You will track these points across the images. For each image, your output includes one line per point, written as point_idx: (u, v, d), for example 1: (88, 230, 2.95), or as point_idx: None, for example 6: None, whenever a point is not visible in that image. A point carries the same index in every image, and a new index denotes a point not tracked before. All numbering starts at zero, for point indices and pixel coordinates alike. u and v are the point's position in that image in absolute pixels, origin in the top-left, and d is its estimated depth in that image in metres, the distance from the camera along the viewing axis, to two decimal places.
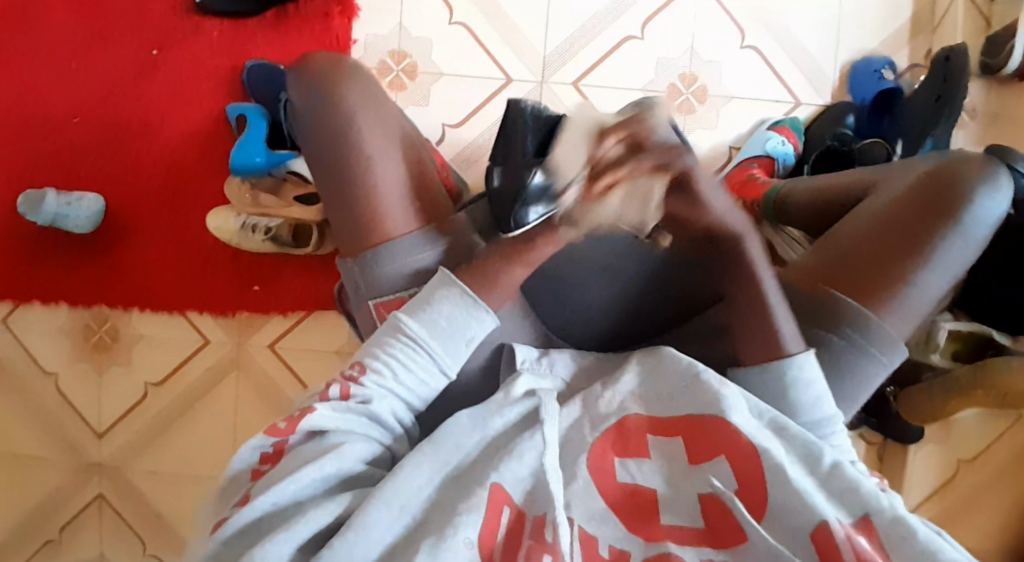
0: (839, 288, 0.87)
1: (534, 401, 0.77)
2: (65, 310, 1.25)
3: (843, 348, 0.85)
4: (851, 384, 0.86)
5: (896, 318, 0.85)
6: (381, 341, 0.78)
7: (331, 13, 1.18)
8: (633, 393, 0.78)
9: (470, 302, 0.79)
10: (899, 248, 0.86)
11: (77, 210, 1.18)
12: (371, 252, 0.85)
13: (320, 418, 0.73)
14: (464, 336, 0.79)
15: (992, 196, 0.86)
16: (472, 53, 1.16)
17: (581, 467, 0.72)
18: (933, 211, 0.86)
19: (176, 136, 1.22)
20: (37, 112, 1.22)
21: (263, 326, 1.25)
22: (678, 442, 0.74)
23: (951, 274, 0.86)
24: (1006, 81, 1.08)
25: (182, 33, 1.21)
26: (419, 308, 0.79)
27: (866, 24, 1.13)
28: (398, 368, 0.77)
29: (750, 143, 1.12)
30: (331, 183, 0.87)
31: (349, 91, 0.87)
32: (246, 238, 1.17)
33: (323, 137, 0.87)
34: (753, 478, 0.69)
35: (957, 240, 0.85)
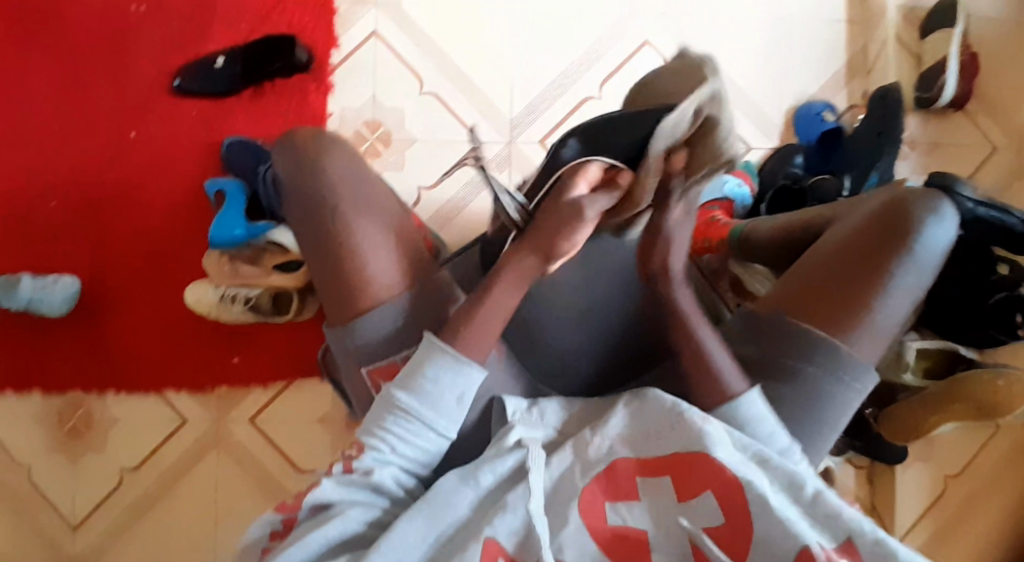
0: (805, 316, 0.89)
1: (524, 454, 0.77)
2: (38, 397, 1.22)
3: (816, 375, 0.88)
4: (832, 411, 0.89)
5: (863, 342, 0.88)
6: (374, 417, 0.77)
7: (307, 88, 1.24)
8: (620, 435, 0.78)
9: (455, 361, 0.77)
10: (857, 275, 0.89)
11: (53, 293, 1.18)
12: (356, 320, 0.85)
13: (324, 491, 0.75)
14: (455, 396, 0.77)
15: (938, 224, 0.89)
16: (442, 120, 1.23)
17: (572, 512, 0.73)
18: (884, 238, 0.89)
19: (152, 215, 1.23)
20: (12, 198, 1.22)
21: (245, 399, 1.23)
22: (665, 481, 0.74)
23: (911, 297, 0.89)
24: (940, 113, 1.16)
25: (159, 114, 1.24)
26: (407, 379, 0.77)
27: (805, 73, 1.22)
28: (396, 441, 0.77)
29: (709, 187, 1.19)
30: (317, 245, 0.87)
31: (332, 160, 0.88)
32: (225, 311, 1.18)
33: (306, 208, 0.87)
34: (737, 509, 0.71)
35: (912, 265, 0.88)
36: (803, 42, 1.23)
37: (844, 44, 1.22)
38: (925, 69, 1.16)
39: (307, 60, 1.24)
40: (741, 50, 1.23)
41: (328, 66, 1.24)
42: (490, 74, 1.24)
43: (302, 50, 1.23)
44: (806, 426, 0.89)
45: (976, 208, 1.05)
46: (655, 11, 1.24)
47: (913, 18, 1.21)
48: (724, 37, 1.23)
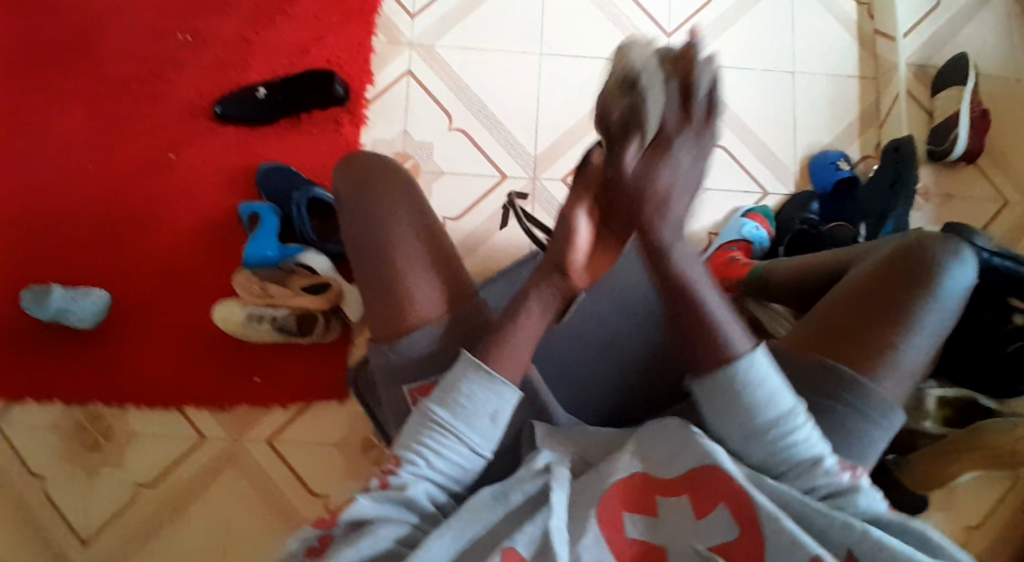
0: (831, 355, 0.91)
1: (550, 477, 0.79)
2: (59, 408, 1.23)
3: (845, 412, 0.89)
4: (860, 449, 0.90)
5: (891, 381, 0.89)
6: (412, 431, 0.80)
7: (342, 120, 1.29)
8: (638, 452, 0.80)
9: (488, 378, 0.80)
10: (882, 314, 0.91)
11: (83, 304, 1.20)
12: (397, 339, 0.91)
13: (361, 508, 0.76)
14: (487, 411, 0.80)
15: (961, 265, 0.92)
16: (470, 155, 1.27)
17: (592, 518, 0.74)
18: (908, 280, 0.91)
19: (185, 235, 1.27)
20: (52, 213, 1.27)
21: (263, 418, 1.25)
22: (684, 500, 0.76)
23: (935, 337, 0.91)
24: (952, 165, 1.20)
25: (199, 139, 1.29)
26: (444, 394, 0.80)
27: (820, 124, 1.27)
28: (432, 455, 0.79)
29: (727, 229, 1.22)
30: (368, 266, 0.94)
31: (383, 190, 0.96)
32: (251, 329, 1.20)
33: (362, 230, 0.96)
34: (748, 519, 0.73)
35: (937, 306, 0.90)
36: (819, 95, 1.28)
37: (855, 99, 1.28)
38: (935, 125, 1.20)
39: (344, 93, 1.28)
40: (759, 102, 1.28)
41: (363, 100, 1.29)
42: (517, 114, 1.29)
43: (339, 83, 1.27)
44: (836, 463, 0.90)
45: (991, 258, 1.06)
46: None
47: (924, 76, 1.26)
48: (743, 87, 1.28)
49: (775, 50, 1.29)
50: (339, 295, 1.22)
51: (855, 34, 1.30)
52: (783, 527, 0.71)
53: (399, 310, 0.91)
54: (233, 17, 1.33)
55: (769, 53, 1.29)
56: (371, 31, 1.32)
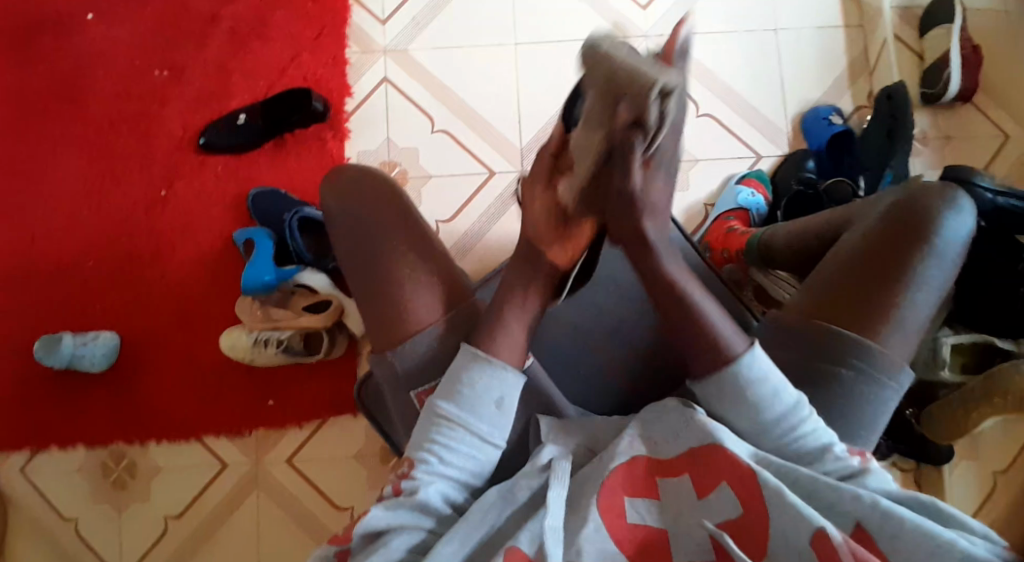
0: (833, 320, 0.88)
1: (549, 471, 0.77)
2: (83, 450, 1.26)
3: (852, 378, 0.87)
4: (870, 413, 0.88)
5: (896, 342, 0.87)
6: (421, 431, 0.80)
7: (325, 136, 1.28)
8: (639, 435, 0.78)
9: (487, 365, 0.81)
10: (881, 273, 0.88)
11: (93, 348, 1.23)
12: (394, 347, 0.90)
13: (375, 518, 0.76)
14: (493, 399, 0.80)
15: (957, 215, 0.89)
16: (456, 155, 1.26)
17: (592, 510, 0.72)
18: (905, 235, 0.88)
19: (184, 268, 1.28)
20: (54, 261, 1.29)
21: (281, 439, 1.25)
22: (685, 480, 0.74)
23: (937, 292, 0.88)
24: (949, 107, 1.16)
25: (187, 171, 1.30)
26: (448, 388, 0.81)
27: (810, 80, 1.22)
28: (443, 451, 0.79)
29: (723, 198, 1.19)
30: (365, 282, 0.94)
31: (375, 204, 0.96)
32: (259, 353, 1.21)
33: (358, 241, 0.95)
34: (754, 499, 0.70)
35: (937, 260, 0.88)
36: (805, 51, 1.23)
37: (844, 49, 1.22)
38: (927, 67, 1.16)
39: (323, 109, 1.27)
40: (745, 66, 1.23)
41: (343, 114, 1.29)
42: (499, 108, 1.27)
43: (317, 100, 1.26)
44: (845, 430, 0.88)
45: (996, 200, 1.07)
46: (656, 32, 1.26)
47: (909, 17, 1.21)
48: (725, 52, 1.24)
49: (757, 8, 1.24)
50: (341, 310, 1.21)
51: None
52: (787, 501, 0.69)
53: (402, 315, 0.91)
54: (207, 46, 1.33)
55: (750, 13, 1.24)
56: (343, 42, 1.31)
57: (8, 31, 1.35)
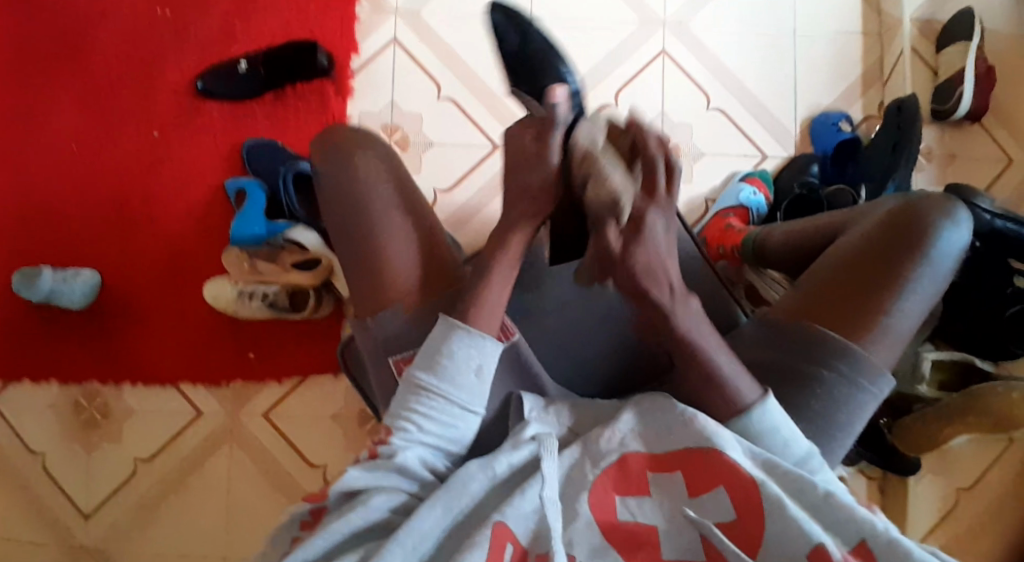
0: (822, 321, 0.89)
1: (538, 446, 0.78)
2: (56, 387, 1.24)
3: (832, 379, 0.87)
4: (847, 416, 0.88)
5: (880, 347, 0.87)
6: (399, 400, 0.80)
7: (328, 92, 1.25)
8: (633, 431, 0.78)
9: (467, 335, 0.80)
10: (874, 277, 0.88)
11: (73, 285, 1.20)
12: (378, 315, 0.90)
13: (352, 479, 0.76)
14: (471, 366, 0.80)
15: (957, 228, 0.89)
16: (461, 124, 1.24)
17: (582, 505, 0.74)
18: (900, 243, 0.89)
19: (172, 212, 1.25)
20: (40, 193, 1.25)
21: (258, 393, 1.25)
22: (677, 477, 0.75)
23: (927, 301, 0.89)
24: (956, 124, 1.16)
25: (183, 113, 1.26)
26: (427, 358, 0.80)
27: (821, 84, 1.21)
28: (422, 419, 0.79)
29: (724, 195, 1.18)
30: (347, 239, 0.93)
31: (361, 155, 0.95)
32: (243, 306, 1.20)
33: (341, 197, 0.93)
34: (750, 505, 0.72)
35: (929, 270, 0.88)
36: (820, 54, 1.21)
37: (859, 57, 1.21)
38: (940, 84, 1.15)
39: (328, 64, 1.24)
40: (756, 63, 1.22)
41: (348, 71, 1.25)
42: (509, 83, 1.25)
43: (322, 54, 1.23)
44: (823, 432, 0.88)
45: (993, 221, 1.07)
46: (672, 20, 1.22)
47: (929, 31, 1.19)
48: (739, 48, 1.22)
49: (777, 7, 1.22)
50: (330, 270, 1.19)
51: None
52: (788, 513, 0.70)
53: (387, 281, 0.91)
54: None
55: (767, 11, 1.22)
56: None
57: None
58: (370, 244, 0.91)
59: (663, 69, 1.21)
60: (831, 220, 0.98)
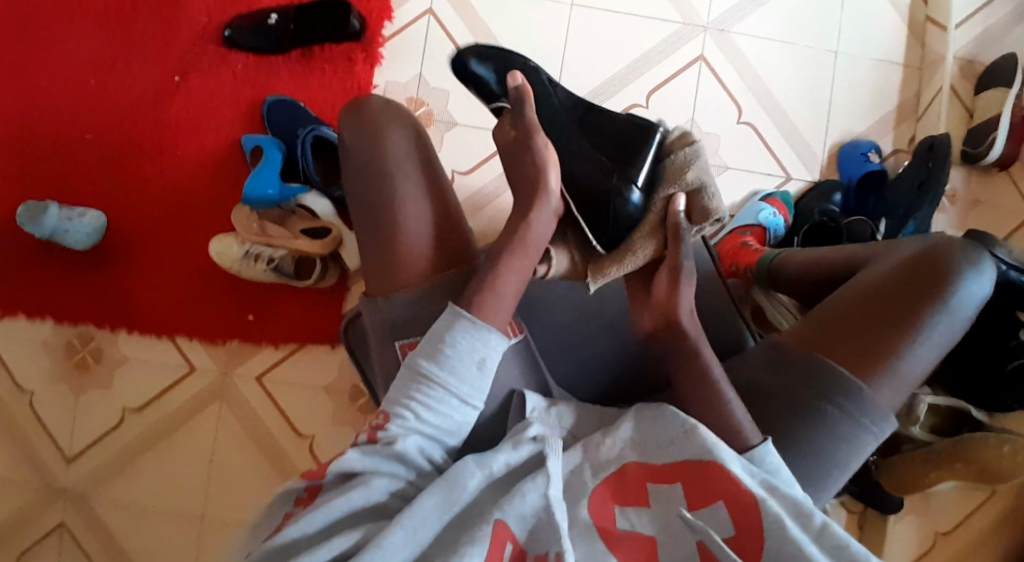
0: (832, 356, 0.89)
1: (543, 445, 0.78)
2: (50, 326, 1.23)
3: (836, 416, 0.87)
4: (847, 453, 0.88)
5: (886, 390, 0.88)
6: (399, 386, 0.79)
7: (356, 57, 1.21)
8: (630, 440, 0.79)
9: (473, 326, 0.79)
10: (888, 320, 0.88)
11: (78, 226, 1.18)
12: (392, 295, 0.90)
13: (350, 460, 0.76)
14: (473, 358, 0.79)
15: (978, 277, 0.89)
16: (488, 109, 1.20)
17: (583, 510, 0.75)
18: (920, 289, 0.89)
19: (184, 162, 1.22)
20: (50, 126, 1.22)
21: (253, 356, 1.24)
22: (677, 489, 0.76)
23: (938, 349, 0.89)
24: (985, 169, 1.15)
25: (205, 61, 1.22)
26: (429, 345, 0.79)
27: (858, 111, 1.18)
28: (420, 408, 0.78)
29: (743, 211, 1.16)
30: (368, 218, 0.92)
31: (393, 134, 0.94)
32: (247, 268, 1.19)
33: (366, 176, 0.93)
34: (750, 522, 0.73)
35: (945, 319, 0.88)
36: (860, 80, 1.18)
37: (898, 88, 1.18)
38: (975, 126, 1.13)
39: (360, 28, 1.19)
40: (797, 81, 1.18)
41: (380, 38, 1.20)
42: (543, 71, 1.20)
43: (355, 17, 1.18)
44: (820, 467, 0.88)
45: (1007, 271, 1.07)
46: (716, 26, 1.18)
47: (969, 73, 1.17)
48: (781, 62, 1.18)
49: (824, 24, 1.18)
50: (339, 240, 1.19)
51: (906, 21, 1.18)
52: (787, 533, 0.71)
53: (400, 267, 0.90)
54: None
55: (814, 29, 1.18)
56: None
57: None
58: (392, 226, 0.91)
59: (699, 75, 1.17)
60: (853, 252, 0.98)
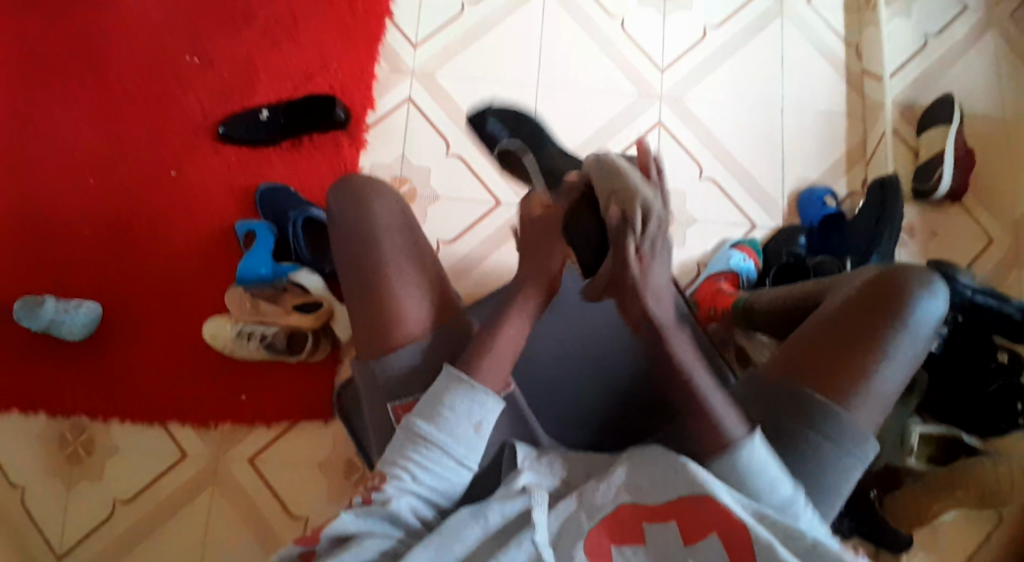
0: (805, 384, 0.90)
1: (530, 498, 0.77)
2: (44, 418, 1.23)
3: (818, 443, 0.88)
4: (834, 478, 0.88)
5: (861, 410, 0.88)
6: (396, 447, 0.81)
7: (341, 143, 1.29)
8: (624, 484, 0.79)
9: (469, 388, 0.82)
10: (854, 345, 0.90)
11: (74, 316, 1.21)
12: (382, 354, 0.91)
13: (343, 522, 0.75)
14: (471, 420, 0.81)
15: (931, 298, 0.91)
16: (467, 180, 1.27)
17: (577, 551, 0.74)
18: (878, 313, 0.90)
19: (179, 250, 1.27)
20: (50, 223, 1.27)
21: (246, 437, 1.24)
22: (672, 526, 0.75)
23: (904, 368, 0.90)
24: (937, 203, 1.22)
25: (200, 156, 1.30)
26: (427, 407, 0.81)
27: (810, 159, 1.26)
28: (416, 468, 0.79)
29: (716, 259, 1.21)
30: (357, 286, 0.95)
31: (378, 208, 0.98)
32: (241, 346, 1.22)
33: (354, 248, 0.96)
34: (742, 549, 0.71)
35: (908, 337, 0.89)
36: (809, 131, 1.27)
37: (845, 136, 1.27)
38: (922, 163, 1.21)
39: (345, 118, 1.29)
40: (750, 136, 1.27)
41: (363, 124, 1.30)
42: None
43: (340, 108, 1.28)
44: (808, 492, 0.88)
45: (973, 295, 1.14)
46: (669, 95, 1.29)
47: (910, 115, 1.26)
48: (734, 121, 1.28)
49: (769, 84, 1.29)
50: (330, 314, 1.22)
51: (844, 75, 1.30)
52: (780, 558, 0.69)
53: (391, 325, 0.92)
54: (240, 41, 1.34)
55: (761, 89, 1.29)
56: (374, 58, 1.33)
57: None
58: (380, 291, 0.93)
59: (659, 138, 1.27)
60: (815, 286, 1.00)
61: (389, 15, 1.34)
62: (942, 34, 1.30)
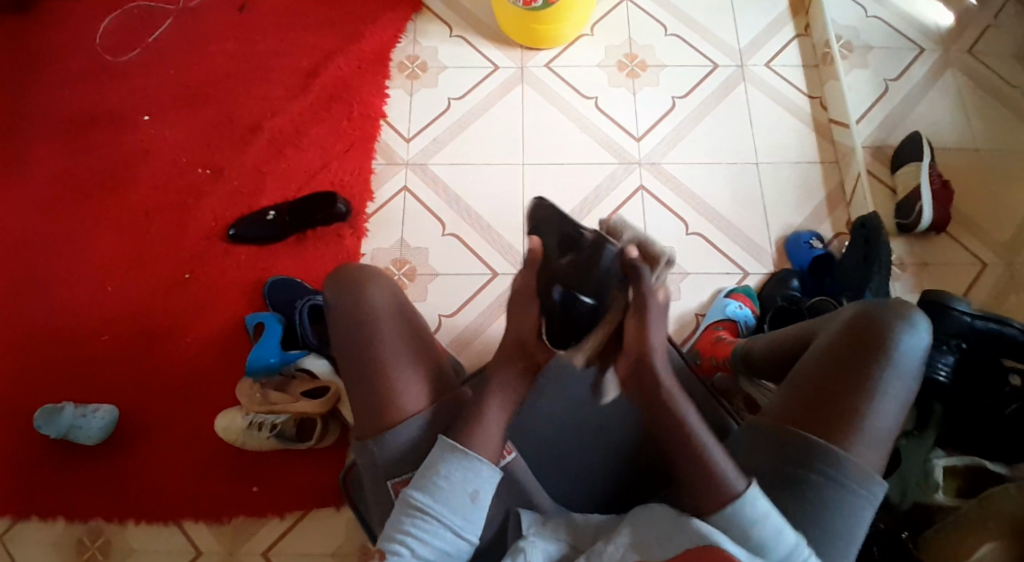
0: (804, 426, 0.86)
1: None
2: (61, 524, 1.23)
3: (823, 485, 0.83)
4: (844, 523, 0.83)
5: (862, 451, 0.84)
6: (393, 522, 0.78)
7: (343, 233, 1.36)
8: (630, 542, 0.75)
9: (464, 457, 0.80)
10: (848, 382, 0.86)
11: (92, 419, 1.24)
12: (384, 432, 0.86)
13: None
14: (466, 489, 0.79)
15: (916, 330, 0.88)
16: (464, 257, 1.33)
17: None
18: (868, 348, 0.87)
19: (193, 347, 1.32)
20: (72, 333, 1.33)
21: (259, 530, 1.22)
22: None
23: (902, 404, 0.86)
24: (923, 236, 1.27)
25: (211, 258, 1.37)
26: (421, 479, 0.79)
27: (791, 208, 1.32)
28: (415, 542, 0.76)
29: (712, 309, 1.23)
30: (354, 364, 0.90)
31: (373, 283, 0.94)
32: (251, 437, 1.22)
33: (349, 325, 0.92)
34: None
35: (898, 373, 0.86)
36: (785, 184, 1.34)
37: (821, 183, 1.34)
38: (901, 199, 1.27)
39: (346, 211, 1.36)
40: (729, 193, 1.33)
41: (364, 214, 1.37)
42: (504, 216, 1.35)
43: (341, 202, 1.36)
44: (817, 540, 0.82)
45: (974, 322, 1.12)
46: (648, 160, 1.37)
47: (882, 155, 1.33)
48: (712, 179, 1.35)
49: (740, 146, 1.37)
50: (337, 396, 1.22)
51: (812, 124, 1.39)
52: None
53: (390, 403, 0.88)
54: (248, 151, 1.44)
55: (733, 148, 1.37)
56: (370, 155, 1.42)
57: (69, 124, 1.48)
58: (378, 367, 0.89)
59: (643, 201, 1.33)
60: (805, 328, 0.97)
61: (383, 116, 1.45)
62: (900, 79, 1.40)
